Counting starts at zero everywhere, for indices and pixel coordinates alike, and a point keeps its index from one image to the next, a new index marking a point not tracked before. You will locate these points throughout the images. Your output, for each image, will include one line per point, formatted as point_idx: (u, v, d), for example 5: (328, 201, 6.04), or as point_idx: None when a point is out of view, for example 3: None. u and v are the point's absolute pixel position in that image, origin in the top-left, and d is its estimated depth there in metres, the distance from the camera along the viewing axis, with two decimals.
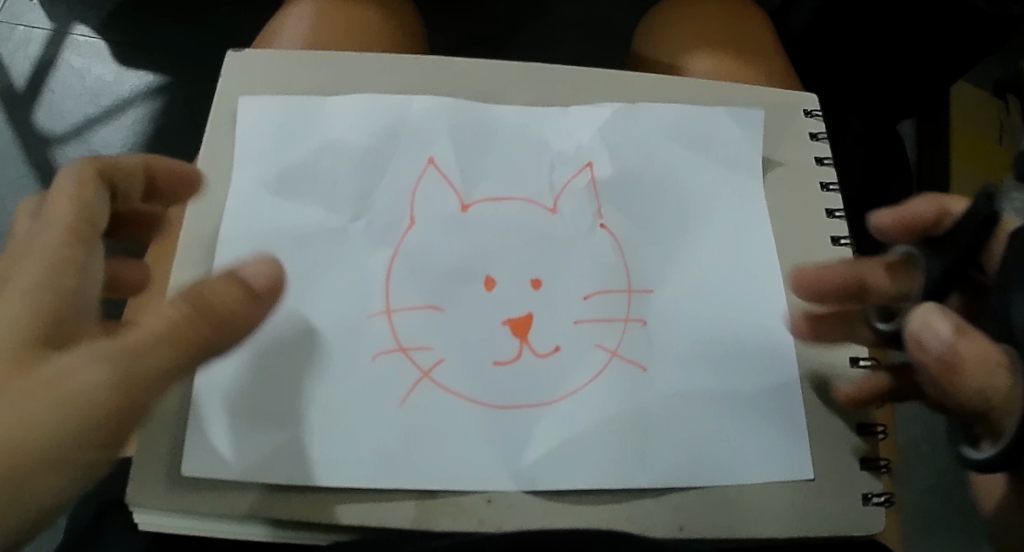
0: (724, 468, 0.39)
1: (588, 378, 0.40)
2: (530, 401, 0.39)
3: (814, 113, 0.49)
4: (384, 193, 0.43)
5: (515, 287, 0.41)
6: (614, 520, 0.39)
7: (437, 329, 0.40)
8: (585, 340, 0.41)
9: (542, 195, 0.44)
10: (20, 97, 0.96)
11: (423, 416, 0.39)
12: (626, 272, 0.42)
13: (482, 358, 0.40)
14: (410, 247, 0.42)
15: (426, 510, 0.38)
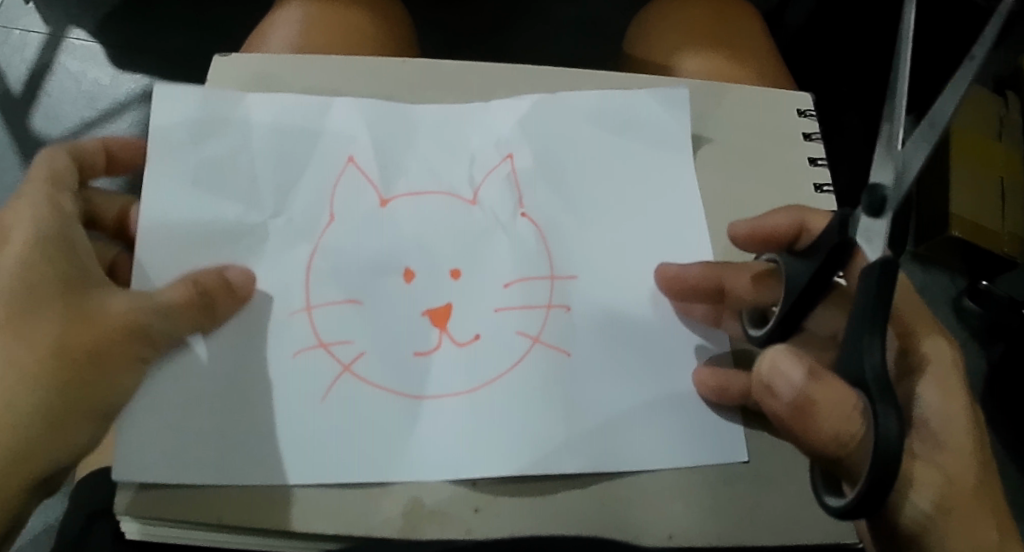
0: (708, 473, 0.40)
1: (507, 366, 0.40)
2: (450, 391, 0.39)
3: (808, 113, 0.49)
4: (312, 185, 0.43)
5: (439, 281, 0.41)
6: (602, 528, 0.39)
7: (358, 322, 0.40)
8: (507, 326, 0.41)
9: (461, 186, 0.44)
10: (16, 101, 0.95)
11: (344, 409, 0.39)
12: (546, 259, 0.43)
13: (404, 350, 0.40)
14: (326, 243, 0.42)
15: (413, 519, 0.38)
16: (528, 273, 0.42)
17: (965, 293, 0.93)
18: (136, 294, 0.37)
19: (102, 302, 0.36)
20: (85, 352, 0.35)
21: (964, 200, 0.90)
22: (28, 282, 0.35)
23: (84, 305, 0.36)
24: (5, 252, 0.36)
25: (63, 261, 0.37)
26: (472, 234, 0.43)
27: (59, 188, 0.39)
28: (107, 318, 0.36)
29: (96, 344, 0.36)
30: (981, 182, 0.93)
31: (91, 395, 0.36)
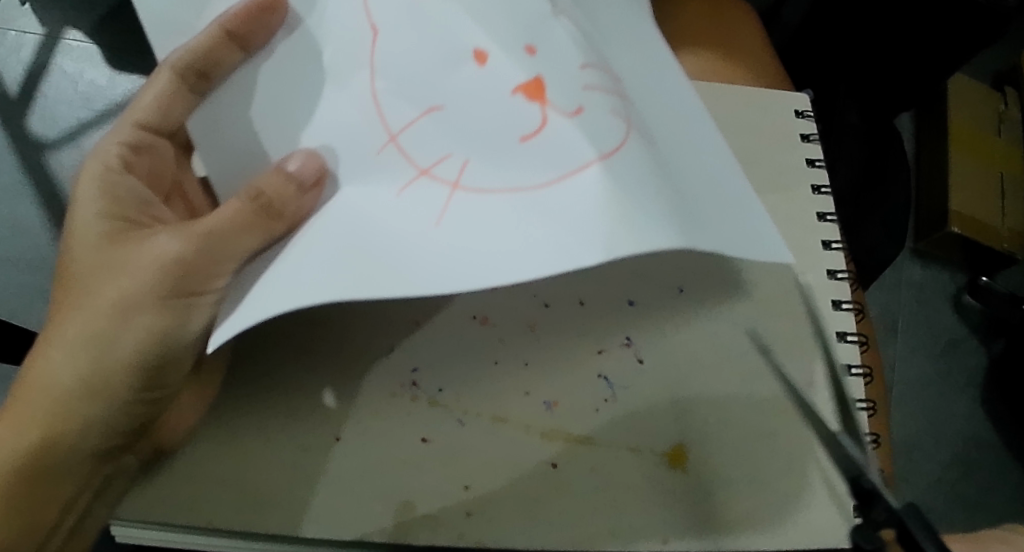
0: (704, 478, 0.40)
1: (622, 138, 0.32)
2: (567, 170, 0.31)
3: (803, 114, 0.50)
4: (382, 4, 0.34)
5: (511, 55, 0.33)
6: (595, 533, 0.38)
7: (443, 128, 0.33)
8: (596, 105, 0.32)
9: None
10: (12, 103, 0.95)
11: (465, 225, 0.31)
12: (603, 66, 0.34)
13: (505, 141, 0.32)
14: (383, 28, 0.34)
15: (405, 524, 0.38)
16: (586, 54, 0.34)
17: (966, 289, 0.93)
18: (179, 232, 0.35)
19: (146, 244, 0.36)
20: (140, 307, 0.35)
21: (963, 195, 0.90)
22: (88, 252, 0.36)
23: (119, 257, 0.36)
24: (73, 228, 0.37)
25: (120, 210, 0.37)
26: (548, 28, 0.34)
27: (127, 136, 0.38)
28: (161, 256, 0.35)
29: (130, 300, 0.35)
30: (981, 177, 0.92)
31: (148, 332, 0.36)
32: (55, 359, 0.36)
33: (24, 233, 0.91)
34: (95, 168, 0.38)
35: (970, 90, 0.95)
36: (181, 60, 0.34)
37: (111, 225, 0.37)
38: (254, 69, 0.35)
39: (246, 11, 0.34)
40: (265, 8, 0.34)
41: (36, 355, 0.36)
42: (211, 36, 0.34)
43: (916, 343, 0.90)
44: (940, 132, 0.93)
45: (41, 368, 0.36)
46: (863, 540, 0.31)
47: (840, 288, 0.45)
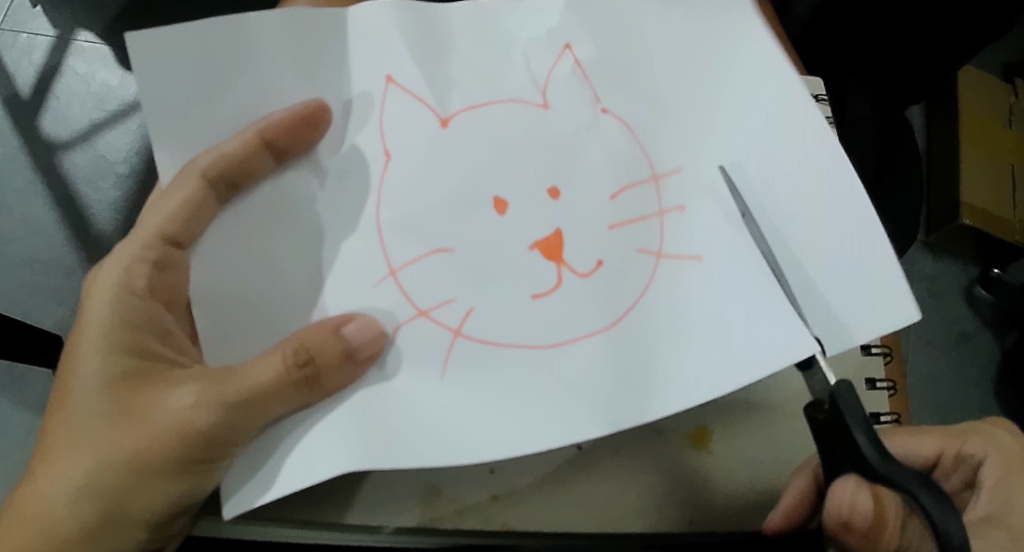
0: (726, 459, 0.40)
1: (643, 288, 0.35)
2: (580, 334, 0.35)
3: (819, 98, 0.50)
4: (406, 129, 0.37)
5: (521, 198, 0.36)
6: (624, 518, 0.38)
7: (454, 276, 0.35)
8: (626, 244, 0.36)
9: (529, 91, 0.37)
10: (26, 104, 0.96)
11: (474, 376, 0.34)
12: (644, 158, 0.37)
13: (518, 296, 0.35)
14: (396, 169, 0.36)
15: (430, 512, 0.37)
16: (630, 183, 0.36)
17: (977, 282, 0.93)
18: (209, 384, 0.33)
19: (167, 397, 0.33)
20: (149, 462, 0.33)
21: (975, 189, 0.90)
22: (98, 399, 0.34)
23: (142, 397, 0.34)
24: (79, 355, 0.34)
25: (137, 342, 0.34)
26: (580, 128, 0.37)
27: (142, 254, 0.34)
28: (181, 415, 0.33)
29: (147, 451, 0.33)
30: (992, 170, 0.92)
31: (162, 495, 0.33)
32: (59, 481, 0.33)
33: (39, 234, 0.92)
34: (105, 282, 0.35)
35: (980, 81, 0.95)
36: (215, 165, 0.34)
37: (135, 371, 0.34)
38: (279, 182, 0.36)
39: (291, 122, 0.35)
40: (307, 119, 0.35)
41: (36, 472, 0.34)
42: (249, 142, 0.34)
43: (928, 336, 0.90)
44: (950, 125, 0.93)
45: (45, 493, 0.34)
46: (815, 410, 0.34)
47: None
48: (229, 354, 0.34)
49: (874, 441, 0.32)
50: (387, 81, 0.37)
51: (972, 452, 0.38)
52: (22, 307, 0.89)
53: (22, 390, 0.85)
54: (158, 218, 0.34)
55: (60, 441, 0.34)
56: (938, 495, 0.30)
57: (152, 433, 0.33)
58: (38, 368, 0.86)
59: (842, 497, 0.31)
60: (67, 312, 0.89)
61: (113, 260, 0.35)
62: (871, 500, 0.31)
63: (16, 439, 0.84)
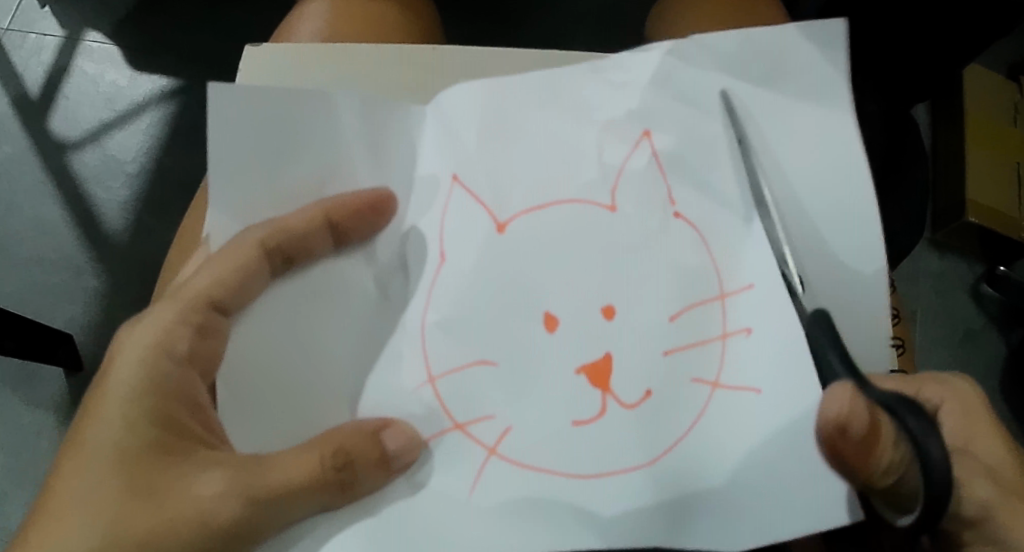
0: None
1: (695, 416, 0.35)
2: (617, 464, 0.35)
3: None
4: (461, 241, 0.37)
5: (568, 313, 0.36)
6: None
7: (493, 392, 0.35)
8: (682, 373, 0.35)
9: (597, 191, 0.37)
10: (36, 104, 0.96)
11: (500, 494, 0.35)
12: (714, 274, 0.36)
13: (563, 415, 0.35)
14: (446, 274, 0.37)
15: None
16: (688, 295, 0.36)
17: (984, 279, 0.93)
18: (237, 474, 0.33)
19: (191, 481, 0.33)
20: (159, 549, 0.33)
21: (979, 186, 0.90)
22: (115, 474, 0.33)
23: (163, 477, 0.33)
24: (99, 423, 0.34)
25: (164, 414, 0.34)
26: (646, 232, 0.37)
27: (183, 318, 0.34)
28: (202, 501, 0.33)
29: (163, 531, 0.32)
30: (997, 167, 0.92)
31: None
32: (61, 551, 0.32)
33: (48, 233, 0.92)
34: (134, 349, 0.34)
35: (985, 80, 0.95)
36: (275, 238, 0.35)
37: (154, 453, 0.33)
38: (331, 267, 0.37)
39: (352, 208, 0.36)
40: (374, 209, 0.37)
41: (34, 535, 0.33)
42: (313, 224, 0.35)
43: (933, 334, 0.91)
44: (955, 124, 0.94)
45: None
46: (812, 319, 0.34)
47: None
48: (258, 438, 0.35)
49: (849, 368, 0.33)
50: (450, 180, 0.38)
51: (932, 397, 0.37)
52: (32, 306, 0.90)
53: (32, 389, 0.86)
54: (207, 282, 0.35)
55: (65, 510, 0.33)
56: (921, 416, 0.32)
57: (171, 514, 0.33)
58: (49, 366, 0.87)
59: (838, 402, 0.31)
60: (77, 311, 0.89)
61: (145, 325, 0.35)
62: (866, 408, 0.31)
63: (27, 438, 0.84)
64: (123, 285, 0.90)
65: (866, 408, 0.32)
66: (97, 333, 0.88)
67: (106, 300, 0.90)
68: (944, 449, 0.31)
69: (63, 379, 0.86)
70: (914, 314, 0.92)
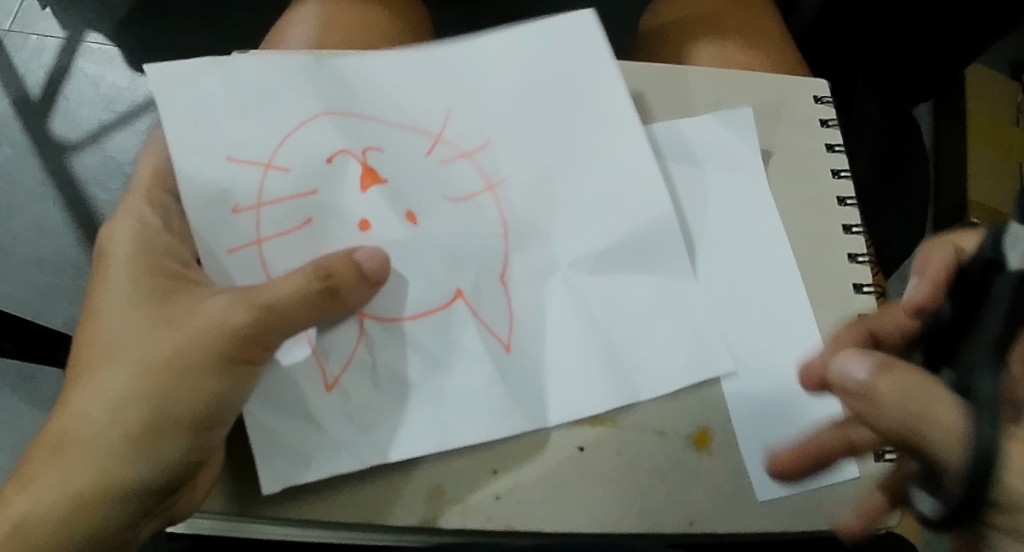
0: (727, 460, 0.44)
1: (285, 232, 0.43)
2: (263, 246, 0.43)
3: (823, 99, 0.52)
4: (336, 227, 0.44)
5: (345, 223, 0.44)
6: (628, 512, 0.43)
7: (389, 164, 0.45)
8: (382, 206, 0.44)
9: (499, 325, 0.44)
10: (35, 106, 0.97)
11: (284, 219, 0.43)
12: (427, 303, 0.43)
13: (345, 194, 0.44)
14: (272, 180, 0.44)
15: (434, 511, 0.42)
16: (347, 428, 0.42)
17: None
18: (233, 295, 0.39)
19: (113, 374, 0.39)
20: (218, 309, 0.39)
21: (982, 187, 0.89)
22: (149, 281, 0.40)
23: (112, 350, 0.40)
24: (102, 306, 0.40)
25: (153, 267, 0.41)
26: (293, 451, 0.42)
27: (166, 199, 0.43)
28: (285, 309, 0.39)
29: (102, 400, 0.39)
30: (1001, 168, 0.91)
31: (223, 335, 0.38)
32: (117, 411, 0.38)
33: (48, 234, 0.93)
34: (138, 227, 0.42)
35: (987, 80, 0.94)
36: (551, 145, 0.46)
37: (224, 302, 0.39)
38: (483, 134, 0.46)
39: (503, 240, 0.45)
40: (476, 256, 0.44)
41: (72, 403, 0.39)
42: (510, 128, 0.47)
43: None
44: (958, 124, 0.93)
45: (77, 416, 0.38)
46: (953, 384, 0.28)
47: (862, 273, 0.48)
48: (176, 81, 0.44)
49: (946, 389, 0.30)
50: (325, 164, 0.44)
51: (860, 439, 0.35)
52: (31, 307, 0.90)
53: (31, 390, 0.87)
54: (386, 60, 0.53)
55: (128, 379, 0.38)
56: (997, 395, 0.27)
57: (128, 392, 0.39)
58: (49, 367, 0.87)
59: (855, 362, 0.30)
60: (78, 312, 0.90)
61: (150, 210, 0.43)
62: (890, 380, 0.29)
63: (25, 439, 0.85)
64: None
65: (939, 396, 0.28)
66: None
67: None
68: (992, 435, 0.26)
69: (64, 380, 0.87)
70: None
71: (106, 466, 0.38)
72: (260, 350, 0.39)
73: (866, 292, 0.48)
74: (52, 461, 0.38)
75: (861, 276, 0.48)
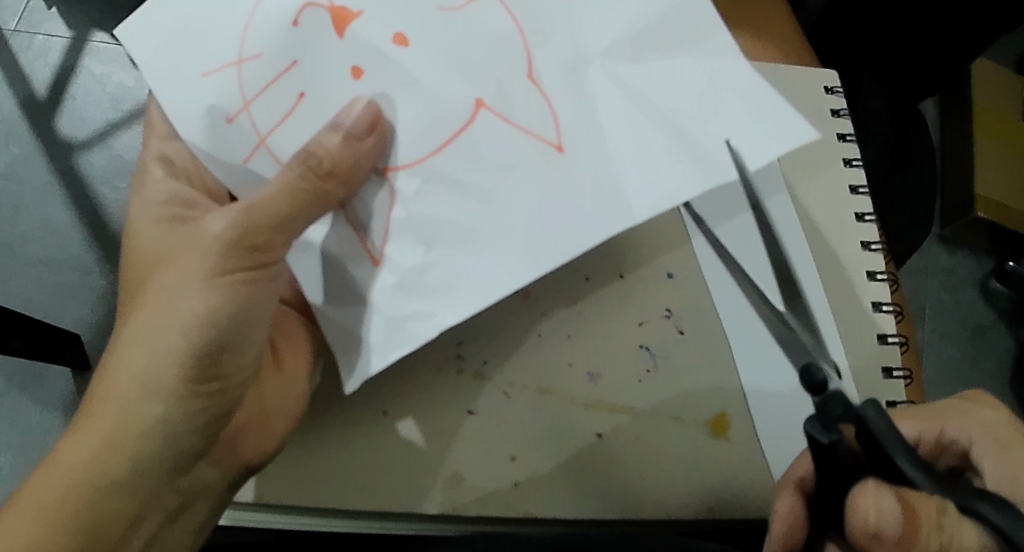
0: (743, 446, 0.44)
1: (291, 106, 0.37)
2: (253, 130, 0.38)
3: (833, 89, 0.53)
4: (320, 66, 0.37)
5: (339, 80, 0.37)
6: (644, 500, 0.43)
7: (307, 80, 0.37)
8: (330, 67, 0.37)
9: (545, 127, 0.36)
10: (43, 105, 0.97)
11: (274, 109, 0.38)
12: (533, 139, 0.36)
13: (332, 78, 0.37)
14: (251, 71, 0.38)
15: (454, 498, 0.43)
16: (408, 299, 0.37)
17: (993, 275, 0.92)
18: (223, 213, 0.37)
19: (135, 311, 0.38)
20: (211, 227, 0.37)
21: (988, 181, 0.89)
22: (158, 230, 0.42)
23: (139, 286, 0.40)
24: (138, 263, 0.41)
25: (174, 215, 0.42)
26: (354, 340, 0.38)
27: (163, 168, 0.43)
28: (272, 213, 0.36)
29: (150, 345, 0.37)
30: (1008, 160, 0.92)
31: (214, 250, 0.37)
32: (135, 363, 0.37)
33: (56, 232, 0.93)
34: (163, 195, 0.43)
35: (992, 75, 0.95)
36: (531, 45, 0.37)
37: (217, 220, 0.37)
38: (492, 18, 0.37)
39: (364, 121, 0.35)
40: (371, 125, 0.36)
41: (101, 367, 0.38)
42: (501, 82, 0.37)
43: (942, 330, 0.90)
44: (963, 118, 0.93)
45: (104, 378, 0.38)
46: (821, 432, 0.32)
47: (874, 260, 0.48)
48: (156, 44, 0.40)
49: (918, 466, 0.31)
50: (292, 27, 0.37)
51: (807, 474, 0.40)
52: (38, 306, 0.90)
53: (38, 389, 0.87)
54: None
55: (143, 326, 0.37)
56: (1002, 507, 0.29)
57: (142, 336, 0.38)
58: (56, 366, 0.87)
59: (873, 502, 0.29)
60: (85, 311, 0.90)
61: (155, 168, 0.43)
62: (896, 500, 0.29)
63: (34, 437, 0.85)
64: None
65: (939, 542, 0.29)
66: (105, 334, 0.89)
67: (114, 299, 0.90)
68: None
69: (72, 379, 0.87)
70: (922, 309, 0.91)
71: (125, 414, 0.37)
72: (263, 262, 0.38)
73: (879, 279, 0.48)
74: (82, 424, 0.38)
75: (876, 264, 0.48)
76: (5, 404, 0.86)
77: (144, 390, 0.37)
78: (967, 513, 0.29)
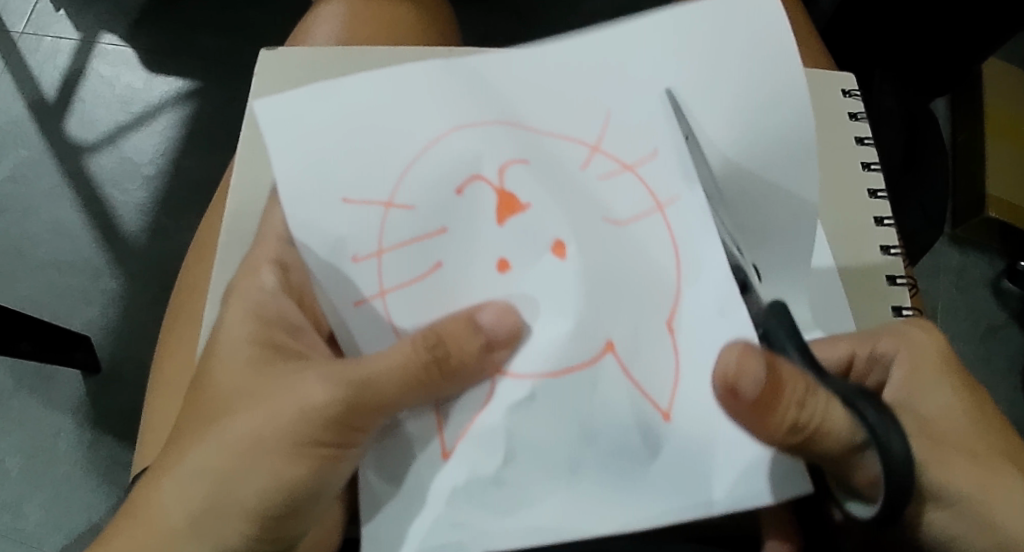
0: None
1: (420, 272, 0.34)
2: (381, 288, 0.34)
3: (850, 92, 0.53)
4: (465, 244, 0.34)
5: (481, 268, 0.34)
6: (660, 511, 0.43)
7: (454, 250, 0.34)
8: (474, 252, 0.34)
9: (660, 388, 0.33)
10: (51, 107, 0.97)
11: (408, 271, 0.35)
12: (645, 389, 0.33)
13: (477, 258, 0.34)
14: (394, 222, 0.35)
15: None
16: (469, 507, 0.34)
17: (1004, 275, 0.92)
18: (330, 378, 0.34)
19: (199, 443, 0.35)
20: (313, 393, 0.34)
21: (998, 180, 0.89)
22: (248, 351, 0.36)
23: (206, 407, 0.36)
24: (211, 380, 0.36)
25: (267, 337, 0.37)
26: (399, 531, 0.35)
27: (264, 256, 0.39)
28: (385, 395, 0.33)
29: (211, 488, 0.34)
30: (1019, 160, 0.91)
31: (309, 421, 0.34)
32: (190, 501, 0.34)
33: (65, 234, 0.93)
34: (267, 309, 0.38)
35: (1003, 74, 0.94)
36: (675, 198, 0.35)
37: (321, 388, 0.34)
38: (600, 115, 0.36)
39: (500, 324, 0.33)
40: (507, 338, 0.33)
41: (153, 485, 0.35)
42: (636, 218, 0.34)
43: (954, 330, 0.90)
44: (975, 116, 0.93)
45: (153, 499, 0.35)
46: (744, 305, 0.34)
47: (894, 264, 0.48)
48: (286, 135, 0.35)
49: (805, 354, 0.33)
50: (454, 196, 0.35)
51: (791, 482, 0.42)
52: (46, 309, 0.90)
53: (47, 391, 0.87)
54: None
55: (209, 466, 0.34)
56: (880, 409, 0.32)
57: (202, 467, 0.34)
58: (66, 369, 0.87)
59: (728, 357, 0.31)
60: (95, 313, 0.90)
61: (269, 273, 0.38)
62: (761, 366, 0.31)
63: (44, 440, 0.85)
64: (140, 289, 0.91)
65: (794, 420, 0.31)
66: (114, 337, 0.89)
67: (124, 301, 0.90)
68: (905, 442, 0.31)
69: (81, 381, 0.87)
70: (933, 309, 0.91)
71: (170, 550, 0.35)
72: (353, 443, 0.34)
73: (899, 284, 0.47)
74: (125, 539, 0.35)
75: (894, 269, 0.47)
76: (15, 407, 0.86)
77: (194, 533, 0.34)
78: (846, 404, 0.32)
